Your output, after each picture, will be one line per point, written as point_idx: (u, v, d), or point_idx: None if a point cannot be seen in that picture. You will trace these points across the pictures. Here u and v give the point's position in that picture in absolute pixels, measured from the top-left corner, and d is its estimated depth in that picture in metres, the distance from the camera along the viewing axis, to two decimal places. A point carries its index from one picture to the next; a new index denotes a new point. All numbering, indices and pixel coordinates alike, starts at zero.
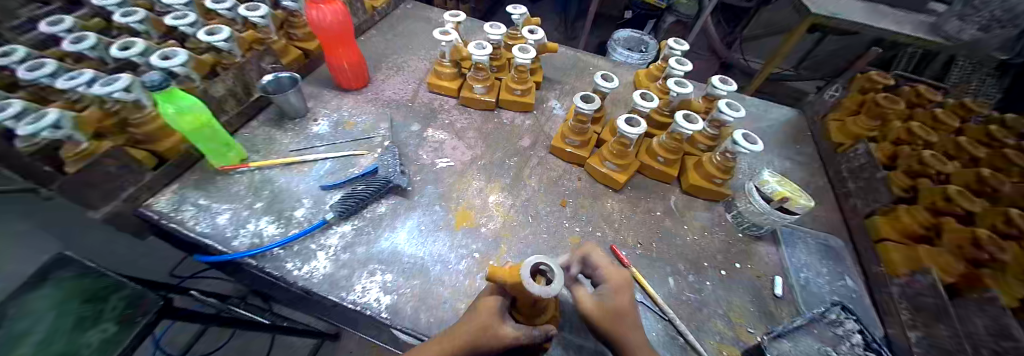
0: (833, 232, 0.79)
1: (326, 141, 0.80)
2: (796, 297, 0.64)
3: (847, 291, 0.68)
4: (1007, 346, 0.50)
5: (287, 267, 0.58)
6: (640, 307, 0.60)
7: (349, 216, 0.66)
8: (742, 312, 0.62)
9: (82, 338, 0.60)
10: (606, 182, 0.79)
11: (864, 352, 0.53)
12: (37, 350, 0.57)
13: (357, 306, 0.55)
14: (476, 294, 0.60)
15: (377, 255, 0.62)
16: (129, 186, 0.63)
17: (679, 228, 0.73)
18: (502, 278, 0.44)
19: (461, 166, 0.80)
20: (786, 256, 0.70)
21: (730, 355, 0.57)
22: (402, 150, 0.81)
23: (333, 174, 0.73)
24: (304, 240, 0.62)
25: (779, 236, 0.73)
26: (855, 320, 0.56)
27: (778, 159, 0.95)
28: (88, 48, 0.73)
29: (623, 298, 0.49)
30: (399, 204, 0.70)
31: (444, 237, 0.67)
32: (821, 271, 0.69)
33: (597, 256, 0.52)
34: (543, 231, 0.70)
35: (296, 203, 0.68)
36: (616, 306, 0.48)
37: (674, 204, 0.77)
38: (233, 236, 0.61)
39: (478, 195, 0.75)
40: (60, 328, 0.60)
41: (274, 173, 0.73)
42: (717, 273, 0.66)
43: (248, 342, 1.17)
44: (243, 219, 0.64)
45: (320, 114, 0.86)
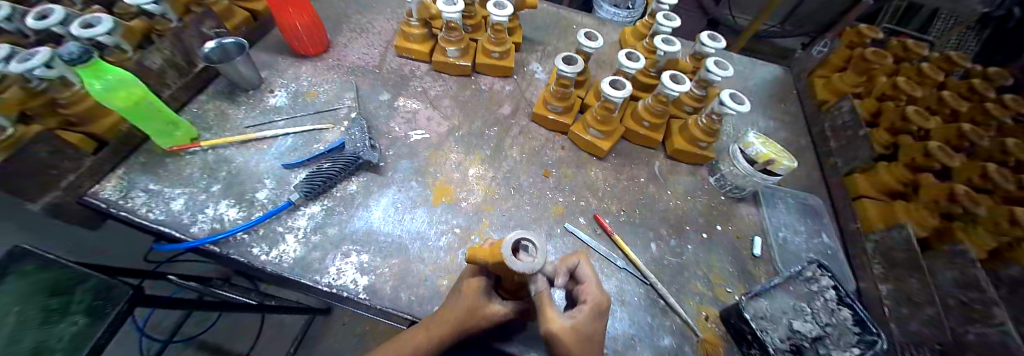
0: (812, 190, 0.80)
1: (286, 114, 0.74)
2: (773, 256, 0.65)
3: (823, 247, 0.70)
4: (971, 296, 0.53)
5: (254, 252, 0.55)
6: (622, 274, 0.60)
7: (317, 196, 0.62)
8: (722, 274, 0.62)
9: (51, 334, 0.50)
10: (588, 149, 0.76)
11: (837, 307, 0.54)
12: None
13: (332, 289, 0.53)
14: (457, 269, 0.58)
15: (351, 235, 0.59)
16: (71, 174, 0.57)
17: (662, 193, 0.72)
18: (483, 259, 0.42)
19: (437, 138, 0.75)
20: (767, 216, 0.70)
21: (709, 315, 0.58)
22: (372, 122, 0.75)
23: (297, 152, 0.68)
24: (271, 223, 0.59)
25: (761, 197, 0.73)
26: (829, 277, 0.57)
27: (763, 119, 0.93)
28: (3, 20, 0.63)
29: (584, 323, 0.37)
30: (372, 181, 0.67)
31: (421, 213, 0.64)
32: (799, 229, 0.70)
33: (583, 270, 0.43)
34: (526, 203, 0.68)
35: (259, 184, 0.63)
36: (579, 331, 0.37)
37: (658, 169, 0.76)
38: (192, 222, 0.57)
39: (456, 169, 0.71)
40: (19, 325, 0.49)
41: (231, 152, 0.67)
42: (698, 236, 0.67)
43: (237, 322, 1.16)
44: (201, 204, 0.60)
45: (279, 85, 0.79)
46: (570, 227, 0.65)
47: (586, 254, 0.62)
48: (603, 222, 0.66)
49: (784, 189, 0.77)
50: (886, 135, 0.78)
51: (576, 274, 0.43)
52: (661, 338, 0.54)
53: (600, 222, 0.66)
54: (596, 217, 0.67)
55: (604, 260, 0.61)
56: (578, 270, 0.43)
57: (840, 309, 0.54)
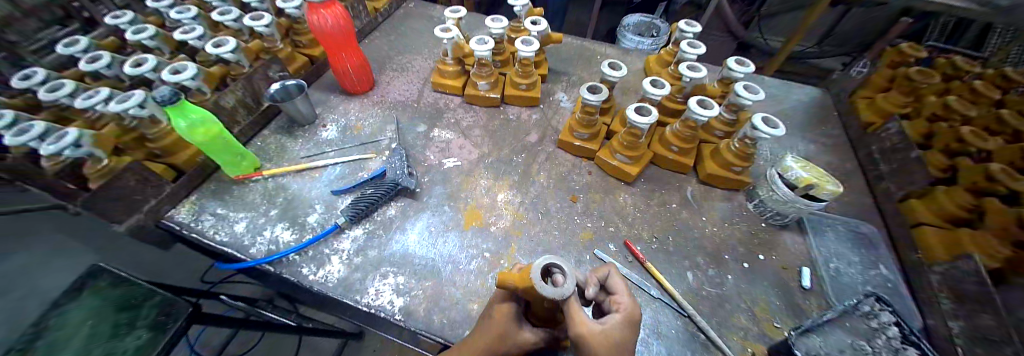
0: (863, 217, 0.75)
1: (336, 146, 0.81)
2: (825, 289, 0.61)
3: (882, 280, 0.64)
4: None
5: (303, 272, 0.59)
6: (658, 304, 0.58)
7: (360, 219, 0.66)
8: (767, 307, 0.58)
9: (119, 345, 0.65)
10: (616, 175, 0.77)
11: (903, 346, 0.50)
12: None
13: (371, 309, 0.56)
14: (488, 293, 0.59)
15: (389, 258, 0.62)
16: (153, 198, 0.66)
17: (696, 220, 0.70)
18: (513, 283, 0.42)
19: (469, 166, 0.79)
20: (813, 245, 0.66)
21: (756, 351, 0.54)
22: (409, 151, 0.80)
23: (343, 179, 0.74)
24: (318, 246, 0.63)
25: (805, 224, 0.69)
26: (891, 312, 0.52)
27: (801, 142, 0.90)
28: (104, 67, 0.75)
29: (621, 329, 0.39)
30: (408, 206, 0.70)
31: (454, 238, 0.66)
32: (852, 260, 0.65)
33: (614, 282, 0.44)
34: (555, 228, 0.69)
35: (308, 208, 0.69)
36: (612, 337, 0.38)
37: (690, 195, 0.74)
38: (251, 244, 0.63)
39: (487, 194, 0.74)
40: (97, 336, 0.66)
41: (287, 179, 0.73)
42: (739, 266, 0.64)
43: (276, 343, 1.21)
44: (259, 226, 0.65)
45: (329, 119, 0.86)
46: (599, 254, 0.65)
47: None
48: (634, 249, 0.65)
49: (832, 216, 0.72)
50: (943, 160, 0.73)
51: (607, 286, 0.44)
52: None
53: (630, 249, 0.65)
54: (627, 244, 0.66)
55: (637, 288, 0.60)
56: (609, 282, 0.44)
57: (906, 349, 0.49)
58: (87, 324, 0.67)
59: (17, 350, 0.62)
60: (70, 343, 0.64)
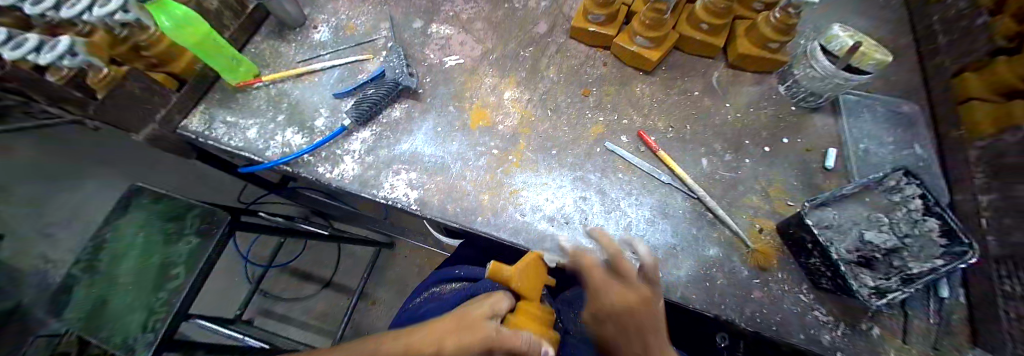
0: (906, 96, 0.68)
1: (330, 48, 0.76)
2: (849, 168, 0.59)
3: (913, 161, 0.61)
4: None
5: (320, 171, 0.61)
6: (667, 189, 0.58)
7: (366, 122, 0.65)
8: (784, 188, 0.58)
9: (172, 251, 0.67)
10: (634, 63, 0.70)
11: (922, 218, 0.48)
12: (143, 260, 0.66)
13: (388, 201, 0.58)
14: (499, 186, 0.60)
15: (399, 157, 0.62)
16: (163, 108, 0.65)
17: (719, 107, 0.66)
18: (511, 268, 0.40)
19: (472, 63, 0.74)
20: (846, 126, 0.62)
21: (764, 227, 0.55)
22: (407, 50, 0.75)
23: (343, 82, 0.71)
24: (330, 147, 0.63)
25: (840, 105, 0.63)
26: (918, 184, 0.49)
27: (855, 15, 0.77)
28: None
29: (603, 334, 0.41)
30: (412, 107, 0.68)
31: (460, 137, 0.65)
32: (885, 140, 0.61)
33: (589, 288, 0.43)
34: (564, 124, 0.66)
35: (314, 114, 0.68)
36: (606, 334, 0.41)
37: (715, 81, 0.68)
38: (266, 148, 0.64)
39: (492, 93, 0.70)
40: (154, 243, 0.68)
41: (289, 85, 0.71)
42: (759, 150, 0.61)
43: (320, 252, 1.33)
44: (270, 131, 0.66)
45: (320, 21, 0.79)
46: (610, 146, 0.63)
47: (628, 171, 0.60)
48: (647, 139, 0.62)
49: (874, 96, 0.66)
50: (1012, 23, 0.57)
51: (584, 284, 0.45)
52: (708, 249, 0.53)
53: (644, 140, 0.63)
54: (641, 134, 0.63)
55: (647, 176, 0.60)
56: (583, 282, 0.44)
57: (924, 220, 0.48)
58: (139, 237, 0.68)
59: (82, 261, 0.65)
60: (128, 254, 0.67)
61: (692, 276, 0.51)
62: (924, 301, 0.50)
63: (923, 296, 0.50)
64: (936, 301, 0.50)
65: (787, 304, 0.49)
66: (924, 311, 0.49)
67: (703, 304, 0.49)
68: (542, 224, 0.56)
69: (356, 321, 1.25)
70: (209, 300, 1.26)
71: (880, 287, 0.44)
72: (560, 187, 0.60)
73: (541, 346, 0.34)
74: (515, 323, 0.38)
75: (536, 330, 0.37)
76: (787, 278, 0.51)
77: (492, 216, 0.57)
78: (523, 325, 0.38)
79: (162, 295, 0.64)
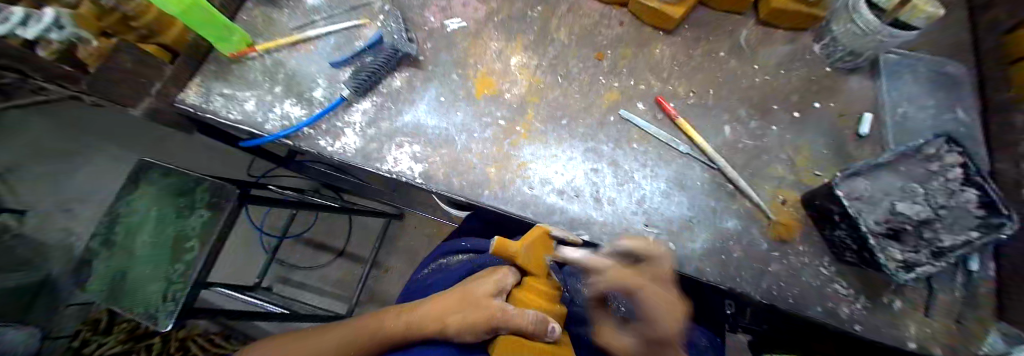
0: (953, 55, 0.62)
1: (324, 13, 0.72)
2: (885, 135, 0.54)
3: (954, 126, 0.56)
4: None
5: (321, 145, 0.58)
6: (685, 159, 0.55)
7: (366, 92, 0.61)
8: (811, 156, 0.54)
9: (185, 225, 0.67)
10: (652, 22, 0.64)
11: (961, 188, 0.45)
12: (158, 234, 0.66)
13: (393, 175, 0.56)
14: (505, 158, 0.57)
15: (402, 129, 0.60)
16: (157, 80, 0.60)
17: (745, 69, 0.61)
18: (516, 245, 0.38)
19: (476, 26, 0.69)
20: (885, 89, 0.56)
21: (787, 198, 0.52)
22: (406, 13, 0.70)
23: (340, 50, 0.68)
24: (330, 119, 0.60)
25: (880, 65, 0.58)
26: (961, 152, 0.45)
27: None
28: None
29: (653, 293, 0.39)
30: (413, 75, 0.64)
31: (464, 107, 0.61)
32: (926, 103, 0.56)
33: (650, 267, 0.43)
34: (575, 91, 0.62)
35: (311, 85, 0.65)
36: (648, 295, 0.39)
37: (742, 40, 0.62)
38: (265, 121, 0.62)
39: (498, 59, 0.66)
40: (166, 217, 0.67)
41: (284, 55, 0.68)
42: (787, 116, 0.57)
43: (331, 225, 1.35)
44: (269, 103, 0.63)
45: None
46: (624, 114, 0.59)
47: (643, 141, 0.57)
48: (665, 106, 0.58)
49: (919, 55, 0.59)
50: None
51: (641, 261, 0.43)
52: (725, 221, 0.51)
53: (661, 105, 0.59)
54: (658, 100, 0.59)
55: (663, 147, 0.56)
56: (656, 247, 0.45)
57: (964, 190, 0.45)
58: (152, 211, 0.68)
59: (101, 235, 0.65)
60: (143, 228, 0.67)
61: (708, 249, 0.50)
62: (953, 275, 0.47)
63: (953, 270, 0.48)
64: (965, 276, 0.48)
65: (808, 277, 0.47)
66: (952, 284, 0.47)
67: (718, 278, 0.48)
68: (552, 197, 0.54)
69: (370, 292, 1.28)
70: (230, 271, 1.30)
71: (909, 263, 0.42)
72: (571, 158, 0.57)
73: (547, 323, 0.34)
74: (520, 299, 0.39)
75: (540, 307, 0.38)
76: (810, 251, 0.49)
77: (500, 190, 0.55)
78: (528, 301, 0.39)
79: (180, 267, 0.64)
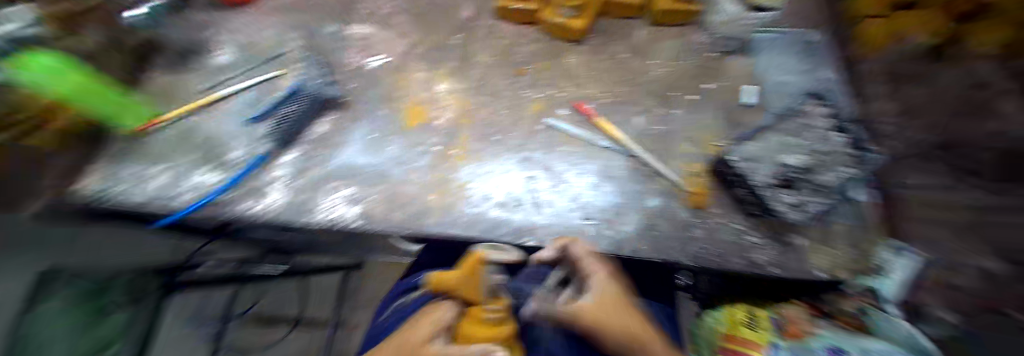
0: (812, 25, 0.73)
1: (240, 71, 0.71)
2: (766, 101, 0.62)
3: (822, 83, 0.66)
4: None
5: (244, 208, 0.55)
6: (609, 153, 0.60)
7: (288, 142, 0.61)
8: (713, 130, 0.61)
9: None
10: (563, 35, 0.70)
11: (832, 133, 0.53)
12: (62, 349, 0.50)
13: (329, 223, 0.55)
14: (444, 183, 0.58)
15: (334, 172, 0.59)
16: (45, 181, 0.56)
17: (646, 64, 0.68)
18: (451, 275, 0.40)
19: (398, 61, 0.71)
20: (759, 63, 0.66)
21: (700, 171, 0.58)
22: (326, 58, 0.72)
23: (255, 104, 0.67)
24: (255, 177, 0.58)
25: (753, 43, 0.67)
26: (826, 105, 0.56)
27: None
28: None
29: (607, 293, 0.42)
30: (340, 117, 0.65)
31: (396, 141, 0.63)
32: (795, 69, 0.66)
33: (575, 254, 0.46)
34: (503, 107, 0.66)
35: (229, 146, 0.62)
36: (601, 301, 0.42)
37: (640, 40, 0.70)
38: (180, 193, 0.57)
39: (425, 88, 0.68)
40: None
41: (199, 120, 0.65)
42: (687, 100, 0.64)
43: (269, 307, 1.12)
44: (181, 174, 0.59)
45: (223, 43, 0.74)
46: (551, 121, 0.63)
47: (571, 143, 0.62)
48: (584, 107, 0.64)
49: (782, 31, 0.70)
50: None
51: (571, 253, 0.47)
52: (650, 201, 0.56)
53: (582, 109, 0.64)
54: (578, 104, 0.64)
55: (589, 145, 0.61)
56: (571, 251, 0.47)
57: (834, 135, 0.53)
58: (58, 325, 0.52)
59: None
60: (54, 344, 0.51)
61: (640, 229, 0.54)
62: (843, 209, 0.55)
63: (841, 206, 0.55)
64: (849, 207, 0.55)
65: (727, 236, 0.53)
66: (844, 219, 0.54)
67: (655, 254, 0.52)
68: (495, 211, 0.56)
69: None
70: None
71: (798, 203, 0.49)
72: (508, 171, 0.59)
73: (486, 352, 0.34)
74: (464, 333, 0.39)
75: (481, 337, 0.38)
76: (727, 213, 0.54)
77: (443, 215, 0.55)
78: (470, 335, 0.39)
79: None
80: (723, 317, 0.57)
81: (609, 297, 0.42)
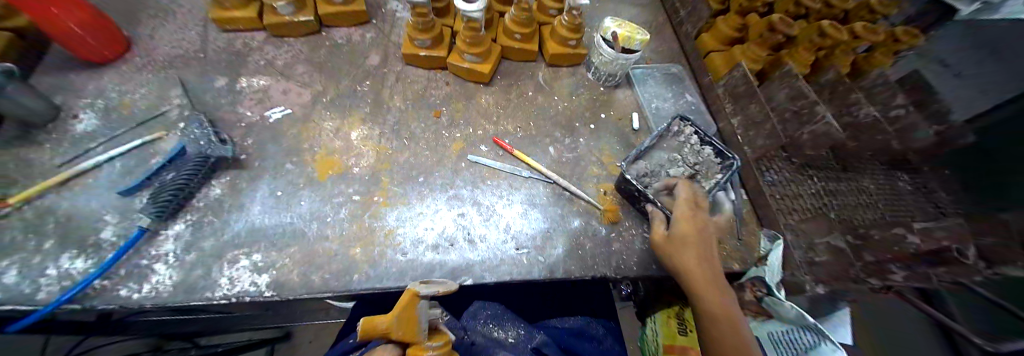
0: (673, 58, 0.90)
1: (107, 138, 0.62)
2: (649, 125, 0.75)
3: (688, 105, 0.81)
4: (801, 105, 0.62)
5: (123, 295, 0.47)
6: (529, 182, 0.65)
7: (174, 214, 0.54)
8: (613, 153, 0.70)
9: None
10: (473, 78, 0.76)
11: (701, 147, 0.64)
12: None
13: (232, 300, 0.49)
14: (369, 232, 0.57)
15: (234, 239, 0.54)
16: None
17: (548, 99, 0.76)
18: (386, 320, 0.36)
19: (304, 111, 0.69)
20: (639, 94, 0.78)
21: (607, 189, 0.66)
22: (215, 113, 0.67)
23: (131, 174, 0.58)
24: (131, 259, 0.50)
25: (632, 77, 0.81)
26: (691, 124, 0.65)
27: (623, 4, 0.98)
28: None
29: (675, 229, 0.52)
30: (237, 177, 0.60)
31: (309, 195, 0.60)
32: (666, 96, 0.81)
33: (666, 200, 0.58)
34: (424, 148, 0.67)
35: (96, 225, 0.53)
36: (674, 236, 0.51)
37: (541, 79, 0.79)
38: (37, 290, 0.47)
39: (338, 136, 0.67)
40: None
41: (54, 200, 0.54)
42: (587, 128, 0.73)
43: None
44: (37, 266, 0.48)
45: (82, 106, 0.65)
46: (472, 158, 0.67)
47: (493, 176, 0.65)
48: (502, 143, 0.68)
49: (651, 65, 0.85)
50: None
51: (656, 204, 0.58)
52: (571, 222, 0.61)
53: (500, 144, 0.68)
54: (495, 140, 0.69)
55: (510, 176, 0.65)
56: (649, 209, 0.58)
57: (704, 147, 0.64)
58: None
59: None
60: None
61: (567, 250, 0.58)
62: None
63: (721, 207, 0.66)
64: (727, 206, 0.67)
65: (638, 245, 0.60)
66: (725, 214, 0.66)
67: (581, 271, 0.56)
68: (426, 255, 0.55)
69: None
70: None
71: None
72: (436, 211, 0.60)
73: None
74: None
75: None
76: (633, 224, 0.62)
77: (370, 268, 0.53)
78: None
79: None
80: (661, 325, 0.65)
81: (664, 240, 0.52)
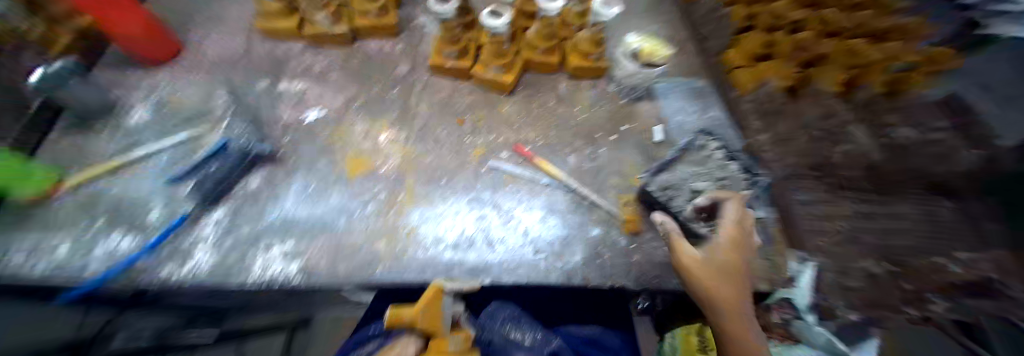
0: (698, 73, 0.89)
1: (156, 131, 0.67)
2: (672, 138, 0.74)
3: (713, 120, 0.80)
4: None
5: (166, 275, 0.51)
6: (548, 189, 0.66)
7: (215, 202, 0.58)
8: (634, 165, 0.70)
9: None
10: (494, 88, 0.78)
11: (726, 161, 0.64)
12: None
13: (263, 285, 0.51)
14: (394, 229, 0.59)
15: (268, 229, 0.57)
16: None
17: (570, 110, 0.77)
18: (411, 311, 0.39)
19: (336, 114, 0.73)
20: (661, 107, 0.78)
21: (627, 201, 0.66)
22: (255, 113, 0.71)
23: (177, 164, 0.63)
24: (172, 242, 0.54)
25: (655, 91, 0.81)
26: (716, 138, 0.66)
27: (648, 19, 0.99)
28: None
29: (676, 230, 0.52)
30: (273, 172, 0.63)
31: (338, 191, 0.62)
32: (690, 110, 0.80)
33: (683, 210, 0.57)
34: (447, 153, 0.69)
35: (145, 209, 0.57)
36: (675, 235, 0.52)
37: (563, 91, 0.80)
38: (86, 263, 0.52)
39: (367, 139, 0.70)
40: None
41: (104, 185, 0.60)
42: (608, 140, 0.73)
43: None
44: (88, 241, 0.54)
45: (136, 101, 0.71)
46: (493, 164, 0.68)
47: (513, 183, 0.66)
48: (523, 150, 0.70)
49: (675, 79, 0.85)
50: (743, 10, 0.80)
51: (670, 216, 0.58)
52: (589, 231, 0.61)
53: (521, 152, 0.70)
54: (517, 148, 0.70)
55: (530, 183, 0.66)
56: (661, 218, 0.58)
57: (728, 162, 0.64)
58: None
59: None
60: None
61: (585, 259, 0.58)
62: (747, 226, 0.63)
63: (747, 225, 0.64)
64: None
65: (657, 257, 0.59)
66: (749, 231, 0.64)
67: (598, 280, 0.56)
68: (447, 254, 0.57)
69: None
70: None
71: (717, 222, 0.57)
72: (457, 213, 0.62)
73: None
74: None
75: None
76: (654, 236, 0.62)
77: (393, 263, 0.55)
78: None
79: None
80: (681, 341, 0.64)
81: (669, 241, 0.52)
